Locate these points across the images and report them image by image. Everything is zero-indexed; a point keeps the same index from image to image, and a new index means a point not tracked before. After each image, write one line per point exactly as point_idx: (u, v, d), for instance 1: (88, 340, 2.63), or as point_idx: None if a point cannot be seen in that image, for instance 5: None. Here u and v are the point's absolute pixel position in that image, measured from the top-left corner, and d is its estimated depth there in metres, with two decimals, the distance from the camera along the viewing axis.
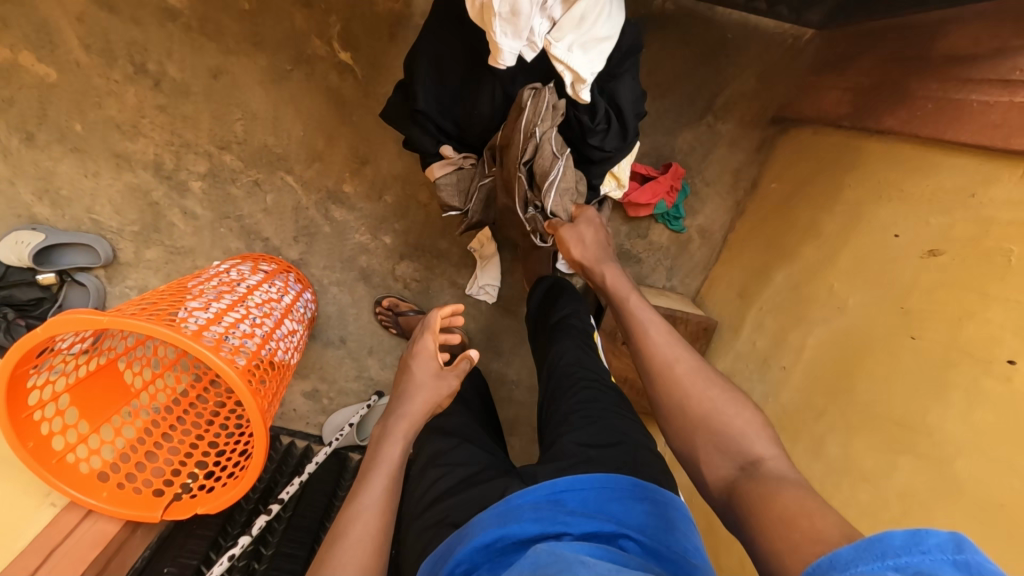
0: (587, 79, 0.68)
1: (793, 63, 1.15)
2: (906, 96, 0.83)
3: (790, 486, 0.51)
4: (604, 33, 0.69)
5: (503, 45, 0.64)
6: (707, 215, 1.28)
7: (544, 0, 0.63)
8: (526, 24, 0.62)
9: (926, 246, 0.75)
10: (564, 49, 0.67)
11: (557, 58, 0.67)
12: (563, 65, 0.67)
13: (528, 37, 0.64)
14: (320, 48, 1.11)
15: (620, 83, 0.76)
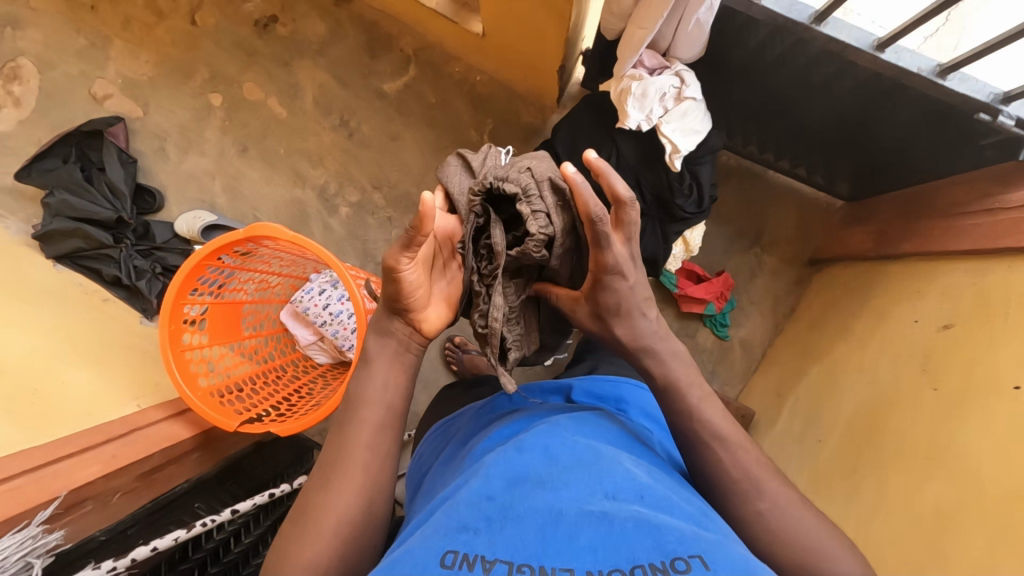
0: (682, 151, 0.99)
1: (827, 222, 1.46)
2: (918, 229, 1.08)
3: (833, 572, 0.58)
4: (697, 128, 1.02)
5: (630, 114, 0.98)
6: (748, 328, 1.46)
7: (664, 95, 0.97)
8: (649, 104, 0.96)
9: (941, 324, 0.92)
10: (670, 128, 0.99)
11: (664, 133, 0.99)
12: (667, 139, 0.99)
13: (648, 112, 0.98)
14: (473, 137, 1.51)
15: (703, 168, 1.05)
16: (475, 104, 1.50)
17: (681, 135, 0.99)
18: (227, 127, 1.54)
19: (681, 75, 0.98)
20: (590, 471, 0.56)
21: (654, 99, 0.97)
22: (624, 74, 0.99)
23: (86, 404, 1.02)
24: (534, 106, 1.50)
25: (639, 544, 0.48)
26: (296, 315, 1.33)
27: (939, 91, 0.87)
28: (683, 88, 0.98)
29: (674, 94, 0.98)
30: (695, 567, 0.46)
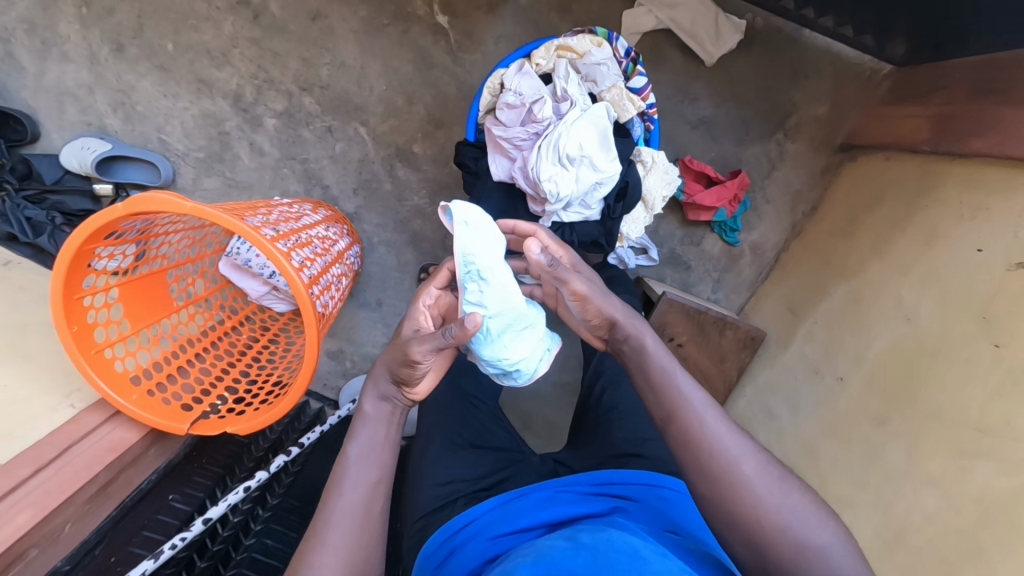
0: (566, 96, 0.83)
1: (870, 94, 1.18)
2: (999, 120, 0.87)
3: (750, 466, 0.56)
4: (547, 173, 0.81)
5: (527, 90, 0.84)
6: (762, 231, 1.28)
7: (591, 80, 0.85)
8: (562, 73, 0.84)
9: (1013, 258, 0.76)
10: (547, 175, 0.80)
11: (557, 79, 0.84)
12: (556, 86, 0.84)
13: (585, 84, 0.85)
14: (419, 8, 1.15)
15: (615, 228, 0.89)
16: None
17: (609, 138, 0.81)
18: (90, 21, 1.16)
19: (590, 81, 0.85)
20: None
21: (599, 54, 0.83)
22: (555, 47, 0.85)
23: (9, 405, 0.88)
24: None
25: None
26: (238, 267, 1.14)
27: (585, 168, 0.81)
28: (594, 86, 0.85)
29: (590, 82, 0.85)
30: None
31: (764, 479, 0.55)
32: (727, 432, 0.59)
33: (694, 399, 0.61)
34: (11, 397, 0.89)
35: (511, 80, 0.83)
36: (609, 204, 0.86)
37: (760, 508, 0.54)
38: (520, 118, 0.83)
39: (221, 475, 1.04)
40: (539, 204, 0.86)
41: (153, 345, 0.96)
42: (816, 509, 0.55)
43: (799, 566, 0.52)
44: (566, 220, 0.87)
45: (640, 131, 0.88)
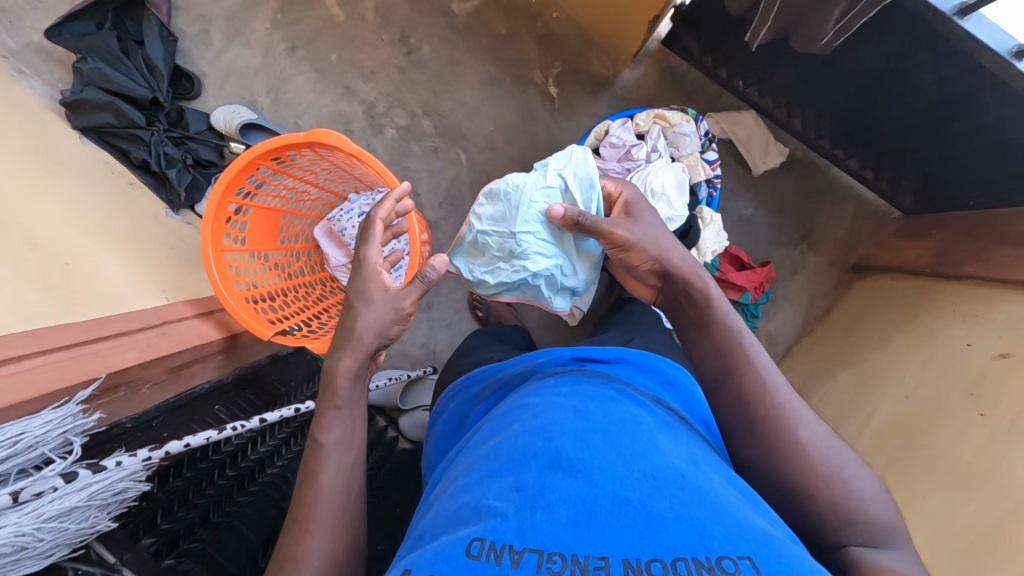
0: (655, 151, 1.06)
1: (881, 229, 1.43)
2: (988, 254, 1.08)
3: (807, 433, 0.61)
4: None
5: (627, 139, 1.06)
6: (778, 322, 1.45)
7: (675, 145, 1.08)
8: (655, 135, 1.08)
9: (997, 351, 0.92)
10: None
11: (650, 138, 1.07)
12: (648, 142, 1.07)
13: (670, 147, 1.08)
14: (536, 77, 1.44)
15: None
16: (545, 44, 1.43)
17: (684, 187, 1.03)
18: (277, 24, 1.45)
19: (674, 146, 1.08)
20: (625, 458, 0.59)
21: (685, 127, 1.07)
22: (653, 115, 1.09)
23: (112, 278, 0.97)
24: (607, 57, 1.43)
25: (684, 538, 0.50)
26: (331, 234, 1.31)
27: (661, 205, 1.01)
28: (677, 151, 1.08)
29: (674, 147, 1.08)
30: (744, 570, 0.48)
31: (824, 449, 0.60)
32: (792, 399, 0.63)
33: (762, 359, 0.66)
34: (114, 274, 0.99)
35: (616, 128, 1.06)
36: (672, 241, 1.05)
37: (815, 473, 0.59)
38: (618, 157, 1.05)
39: (248, 407, 1.09)
40: None
41: (257, 266, 1.10)
42: (868, 477, 0.60)
43: (832, 511, 0.58)
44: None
45: (705, 194, 1.09)
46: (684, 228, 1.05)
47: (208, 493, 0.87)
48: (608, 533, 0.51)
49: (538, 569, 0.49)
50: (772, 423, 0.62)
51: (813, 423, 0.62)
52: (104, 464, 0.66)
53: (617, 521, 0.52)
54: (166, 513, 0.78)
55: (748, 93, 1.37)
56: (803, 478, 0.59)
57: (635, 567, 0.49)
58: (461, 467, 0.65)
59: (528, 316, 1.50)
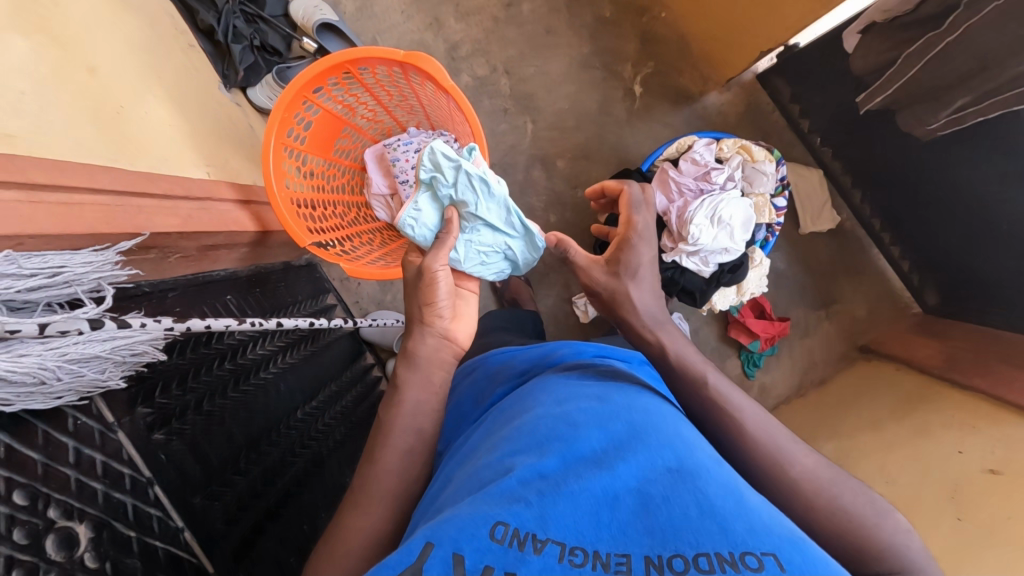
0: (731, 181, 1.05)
1: (898, 319, 1.46)
2: (1000, 373, 1.12)
3: (806, 469, 0.60)
4: (697, 222, 0.99)
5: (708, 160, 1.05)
6: (775, 378, 1.48)
7: (750, 181, 1.07)
8: (735, 165, 1.07)
9: (988, 465, 0.96)
10: (698, 221, 0.99)
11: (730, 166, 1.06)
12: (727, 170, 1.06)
13: (745, 182, 1.07)
14: (625, 71, 1.41)
15: (710, 294, 1.07)
16: (644, 41, 1.40)
17: (749, 224, 1.02)
18: None
19: (749, 182, 1.07)
20: (639, 451, 0.55)
21: (767, 166, 1.06)
22: (739, 145, 1.08)
23: (161, 138, 0.92)
24: (699, 74, 1.40)
25: (706, 533, 0.46)
26: (380, 160, 1.27)
27: (722, 235, 1.01)
28: (749, 188, 1.08)
29: (748, 183, 1.08)
30: (770, 568, 0.43)
31: (832, 485, 0.58)
32: (786, 440, 0.62)
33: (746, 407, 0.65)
34: (163, 132, 0.93)
35: (701, 146, 1.05)
36: (720, 272, 1.04)
37: (831, 512, 0.57)
38: (696, 174, 1.03)
39: (256, 309, 1.07)
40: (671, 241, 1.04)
41: (306, 169, 1.05)
42: (881, 510, 0.58)
43: (856, 538, 0.56)
44: (683, 265, 1.03)
45: (762, 236, 1.09)
46: (735, 262, 1.04)
47: (205, 380, 0.84)
48: (626, 531, 0.48)
49: (560, 559, 0.45)
50: (773, 465, 0.60)
51: (813, 461, 0.61)
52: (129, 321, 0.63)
53: (634, 512, 0.49)
54: (162, 389, 0.75)
55: (822, 152, 1.37)
56: (817, 512, 0.58)
57: (656, 564, 0.45)
58: (486, 444, 0.61)
59: (542, 301, 1.48)
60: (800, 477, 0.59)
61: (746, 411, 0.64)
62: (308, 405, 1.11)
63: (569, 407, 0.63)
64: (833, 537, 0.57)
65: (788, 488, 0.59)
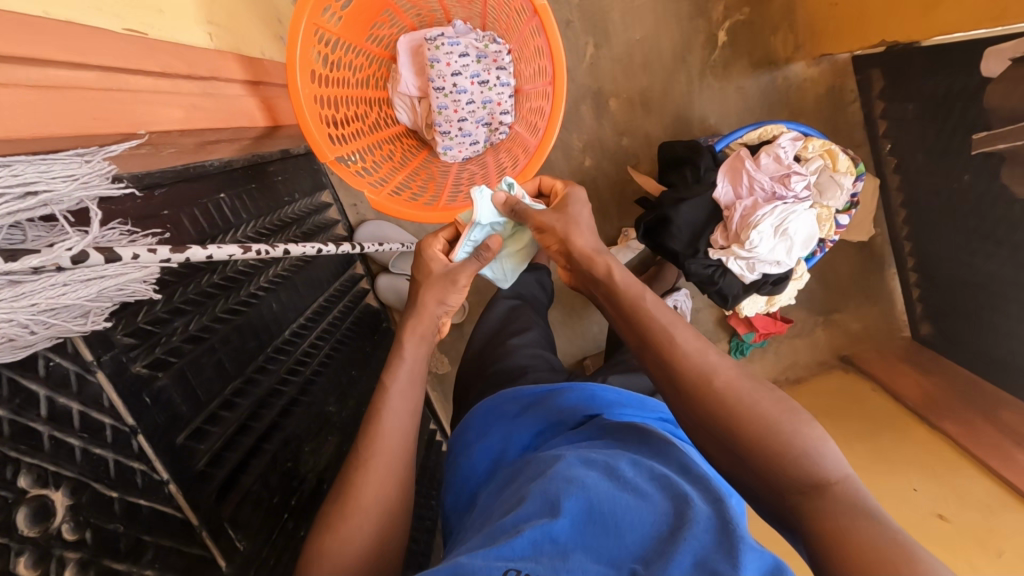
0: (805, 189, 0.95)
1: (887, 340, 1.50)
2: (970, 424, 1.18)
3: (762, 410, 0.50)
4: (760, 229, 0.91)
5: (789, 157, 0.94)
6: (755, 368, 1.52)
7: (824, 191, 0.98)
8: (813, 170, 0.96)
9: (936, 510, 1.04)
10: (759, 228, 0.90)
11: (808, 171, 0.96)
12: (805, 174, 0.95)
13: (818, 190, 0.98)
14: (715, 12, 1.22)
15: (740, 300, 1.01)
16: None
17: (808, 241, 0.94)
18: None
19: (823, 191, 0.97)
20: (649, 514, 0.47)
21: (846, 180, 0.96)
22: (825, 148, 0.97)
23: None
24: (792, 39, 1.23)
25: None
26: (417, 55, 1.07)
27: (778, 249, 0.93)
28: (821, 198, 0.98)
29: (821, 192, 0.98)
30: None
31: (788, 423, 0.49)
32: (735, 375, 0.53)
33: (678, 330, 0.57)
34: None
35: (787, 142, 0.93)
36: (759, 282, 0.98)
37: (788, 465, 0.47)
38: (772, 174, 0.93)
39: (257, 215, 0.95)
40: (721, 239, 0.97)
41: (333, 57, 0.86)
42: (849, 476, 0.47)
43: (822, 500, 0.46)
44: (727, 266, 0.96)
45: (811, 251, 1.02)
46: (779, 275, 0.98)
47: (192, 299, 0.73)
48: None
49: None
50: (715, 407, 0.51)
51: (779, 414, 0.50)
52: (119, 254, 0.49)
53: None
54: (150, 312, 0.64)
55: (886, 162, 1.29)
56: (778, 458, 0.48)
57: None
58: (493, 507, 0.54)
59: None
60: (729, 400, 0.51)
61: (696, 346, 0.55)
62: (298, 324, 1.02)
63: (572, 459, 0.54)
64: (775, 492, 0.48)
65: (710, 409, 0.51)
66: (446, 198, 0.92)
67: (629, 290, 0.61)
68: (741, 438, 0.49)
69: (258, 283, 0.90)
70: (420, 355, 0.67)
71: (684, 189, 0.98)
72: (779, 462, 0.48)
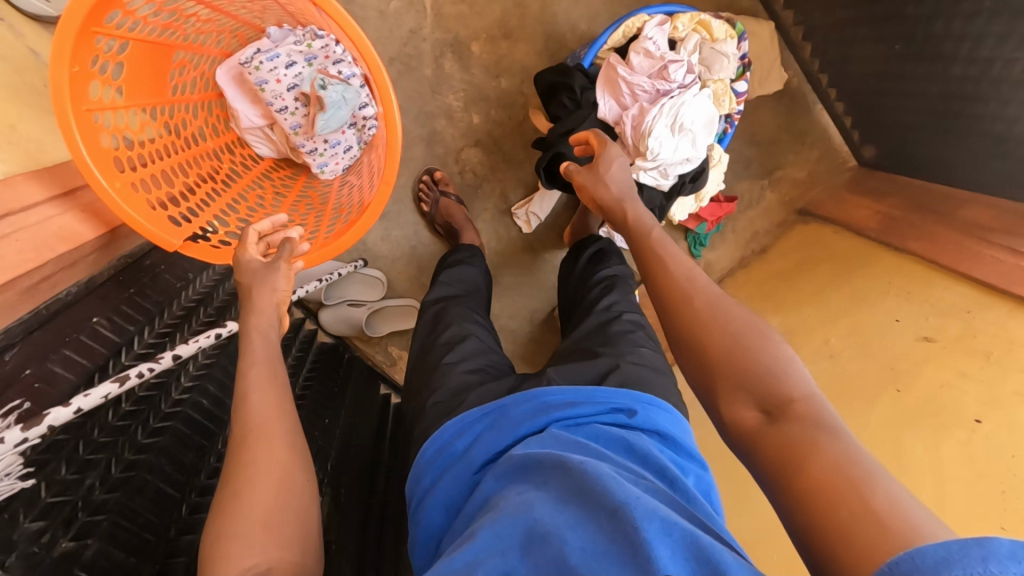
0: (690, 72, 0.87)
1: (837, 176, 1.46)
2: (931, 234, 1.16)
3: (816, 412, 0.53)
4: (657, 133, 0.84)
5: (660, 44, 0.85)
6: (720, 254, 1.48)
7: (708, 66, 0.90)
8: (690, 47, 0.88)
9: (920, 333, 1.03)
10: (656, 134, 0.83)
11: (685, 51, 0.88)
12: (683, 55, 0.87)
13: (702, 67, 0.90)
14: None
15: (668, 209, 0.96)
16: None
17: (711, 126, 0.88)
18: None
19: (707, 66, 0.90)
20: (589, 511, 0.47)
21: (728, 45, 0.88)
22: (694, 19, 0.88)
23: None
24: None
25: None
26: (242, 83, 0.96)
27: (684, 145, 0.87)
28: (708, 73, 0.91)
29: (705, 67, 0.90)
30: None
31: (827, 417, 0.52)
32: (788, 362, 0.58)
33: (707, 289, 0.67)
34: None
35: (653, 30, 0.85)
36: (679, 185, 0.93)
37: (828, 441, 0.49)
38: (649, 71, 0.85)
39: (150, 317, 0.89)
40: (624, 157, 0.89)
41: (138, 132, 0.76)
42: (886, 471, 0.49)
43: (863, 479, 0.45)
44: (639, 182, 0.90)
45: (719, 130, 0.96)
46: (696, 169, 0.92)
47: (101, 444, 0.69)
48: None
49: None
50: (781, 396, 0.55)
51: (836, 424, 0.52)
52: None
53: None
54: (51, 483, 0.61)
55: None
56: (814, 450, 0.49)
57: None
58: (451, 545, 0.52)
59: (480, 217, 1.32)
60: (721, 357, 0.60)
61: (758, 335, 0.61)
62: None
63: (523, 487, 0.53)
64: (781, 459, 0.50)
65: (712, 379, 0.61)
66: (325, 231, 0.85)
67: (698, 293, 0.67)
68: (781, 435, 0.52)
69: (180, 391, 0.86)
70: (269, 341, 0.67)
71: (566, 121, 0.90)
72: (811, 455, 0.48)
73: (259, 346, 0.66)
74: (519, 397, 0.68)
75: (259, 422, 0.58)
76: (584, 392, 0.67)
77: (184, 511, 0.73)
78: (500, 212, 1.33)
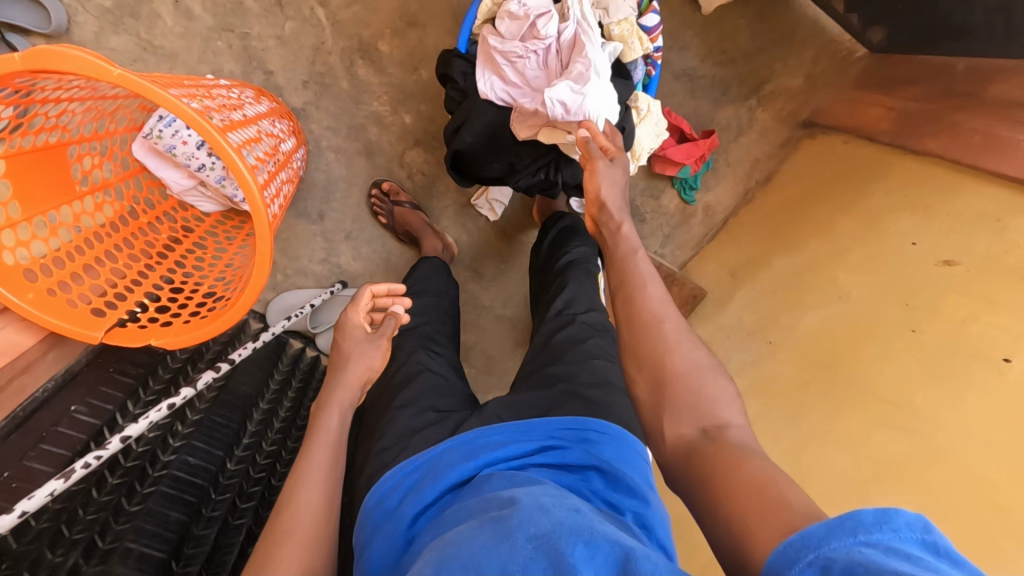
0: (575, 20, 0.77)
1: (841, 73, 1.24)
2: (954, 125, 0.94)
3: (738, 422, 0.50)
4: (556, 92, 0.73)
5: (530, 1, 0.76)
6: (717, 194, 1.31)
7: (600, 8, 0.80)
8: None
9: (941, 256, 0.85)
10: (554, 93, 0.73)
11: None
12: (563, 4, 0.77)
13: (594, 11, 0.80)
14: None
15: None
16: None
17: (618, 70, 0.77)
18: None
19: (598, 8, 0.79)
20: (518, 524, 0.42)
21: None
22: None
23: None
24: None
25: None
26: (158, 153, 0.97)
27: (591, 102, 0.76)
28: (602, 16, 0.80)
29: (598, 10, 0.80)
30: None
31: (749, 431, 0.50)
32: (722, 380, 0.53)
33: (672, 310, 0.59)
34: None
35: None
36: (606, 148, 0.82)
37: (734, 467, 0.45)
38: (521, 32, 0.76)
39: (132, 387, 0.95)
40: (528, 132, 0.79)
41: (52, 237, 0.80)
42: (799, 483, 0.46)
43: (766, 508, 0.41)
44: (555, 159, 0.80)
45: (641, 76, 0.84)
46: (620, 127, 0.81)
47: (88, 522, 0.77)
48: None
49: None
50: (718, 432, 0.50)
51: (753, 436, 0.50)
52: None
53: None
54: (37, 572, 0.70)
55: None
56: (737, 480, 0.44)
57: None
58: None
59: (441, 215, 1.27)
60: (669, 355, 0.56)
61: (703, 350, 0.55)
62: (239, 450, 1.04)
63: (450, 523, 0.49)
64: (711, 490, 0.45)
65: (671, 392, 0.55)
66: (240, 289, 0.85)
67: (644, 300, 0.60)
68: (687, 450, 0.49)
69: (166, 454, 0.93)
70: (344, 420, 0.64)
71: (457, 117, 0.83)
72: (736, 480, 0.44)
73: (336, 426, 0.63)
74: (454, 441, 0.65)
75: (312, 485, 0.56)
76: (520, 428, 0.65)
77: (175, 566, 0.81)
78: (460, 205, 1.28)
